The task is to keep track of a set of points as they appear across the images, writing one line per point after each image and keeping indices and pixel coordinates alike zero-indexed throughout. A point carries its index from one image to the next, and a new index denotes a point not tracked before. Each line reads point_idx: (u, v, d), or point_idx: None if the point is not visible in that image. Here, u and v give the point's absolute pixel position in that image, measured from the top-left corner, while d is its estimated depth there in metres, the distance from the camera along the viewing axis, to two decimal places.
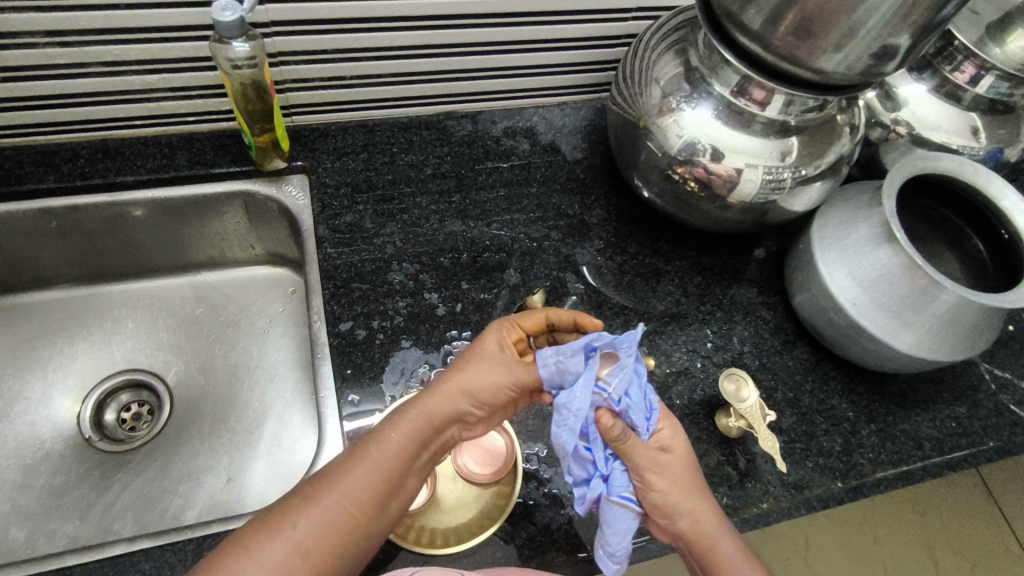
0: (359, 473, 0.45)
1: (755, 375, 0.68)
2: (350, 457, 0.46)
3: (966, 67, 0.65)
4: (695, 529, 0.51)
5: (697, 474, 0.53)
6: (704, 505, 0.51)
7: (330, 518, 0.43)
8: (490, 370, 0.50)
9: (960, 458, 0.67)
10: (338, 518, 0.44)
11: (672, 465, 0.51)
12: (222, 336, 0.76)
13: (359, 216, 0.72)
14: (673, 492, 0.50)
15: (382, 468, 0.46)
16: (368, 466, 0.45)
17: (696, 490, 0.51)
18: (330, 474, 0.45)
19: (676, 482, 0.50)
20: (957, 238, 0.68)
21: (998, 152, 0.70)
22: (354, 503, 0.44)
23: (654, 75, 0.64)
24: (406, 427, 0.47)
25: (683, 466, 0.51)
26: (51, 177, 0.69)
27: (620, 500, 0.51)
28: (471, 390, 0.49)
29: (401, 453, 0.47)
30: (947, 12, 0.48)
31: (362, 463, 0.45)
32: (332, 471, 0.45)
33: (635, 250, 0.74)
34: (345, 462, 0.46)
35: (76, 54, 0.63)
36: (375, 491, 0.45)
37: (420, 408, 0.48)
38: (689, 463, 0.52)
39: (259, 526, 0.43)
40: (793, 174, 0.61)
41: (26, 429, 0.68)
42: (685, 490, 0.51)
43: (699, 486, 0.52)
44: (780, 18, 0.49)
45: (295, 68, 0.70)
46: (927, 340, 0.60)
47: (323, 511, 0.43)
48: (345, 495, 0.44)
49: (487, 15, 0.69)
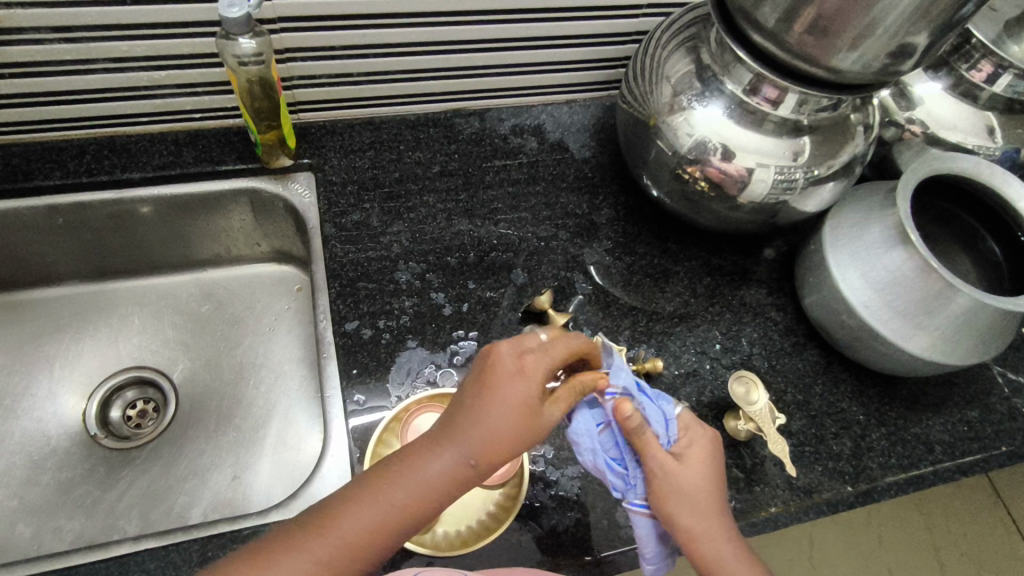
0: (353, 523, 0.43)
1: (764, 377, 0.67)
2: (352, 496, 0.44)
3: (983, 66, 0.64)
4: (696, 543, 0.50)
5: (716, 490, 0.52)
6: (712, 523, 0.51)
7: (322, 565, 0.42)
8: (524, 420, 0.45)
9: (971, 463, 0.66)
10: (330, 565, 0.42)
11: (683, 477, 0.51)
12: (228, 334, 0.76)
13: (365, 215, 0.71)
14: (681, 504, 0.50)
15: (385, 523, 0.43)
16: (367, 516, 0.43)
17: (705, 504, 0.51)
18: (331, 511, 0.43)
19: (685, 497, 0.50)
20: (970, 239, 0.67)
21: (1014, 152, 0.68)
22: (346, 555, 0.42)
23: (665, 73, 0.63)
24: (417, 480, 0.44)
25: (698, 478, 0.51)
26: (56, 173, 0.69)
27: (637, 506, 0.52)
28: (495, 448, 0.45)
29: (410, 506, 0.44)
30: (967, 10, 0.47)
31: (364, 508, 0.43)
32: (332, 509, 0.44)
33: (644, 251, 0.73)
34: (343, 506, 0.44)
35: (82, 50, 0.62)
36: (369, 545, 0.43)
37: (441, 464, 0.44)
38: (706, 475, 0.52)
39: (250, 554, 0.43)
40: (805, 175, 0.60)
41: (32, 425, 0.68)
42: (692, 502, 0.50)
43: (713, 500, 0.51)
44: (795, 16, 0.49)
45: (302, 65, 0.69)
46: (940, 344, 0.59)
47: (316, 556, 0.42)
48: (342, 543, 0.42)
49: (493, 12, 0.68)
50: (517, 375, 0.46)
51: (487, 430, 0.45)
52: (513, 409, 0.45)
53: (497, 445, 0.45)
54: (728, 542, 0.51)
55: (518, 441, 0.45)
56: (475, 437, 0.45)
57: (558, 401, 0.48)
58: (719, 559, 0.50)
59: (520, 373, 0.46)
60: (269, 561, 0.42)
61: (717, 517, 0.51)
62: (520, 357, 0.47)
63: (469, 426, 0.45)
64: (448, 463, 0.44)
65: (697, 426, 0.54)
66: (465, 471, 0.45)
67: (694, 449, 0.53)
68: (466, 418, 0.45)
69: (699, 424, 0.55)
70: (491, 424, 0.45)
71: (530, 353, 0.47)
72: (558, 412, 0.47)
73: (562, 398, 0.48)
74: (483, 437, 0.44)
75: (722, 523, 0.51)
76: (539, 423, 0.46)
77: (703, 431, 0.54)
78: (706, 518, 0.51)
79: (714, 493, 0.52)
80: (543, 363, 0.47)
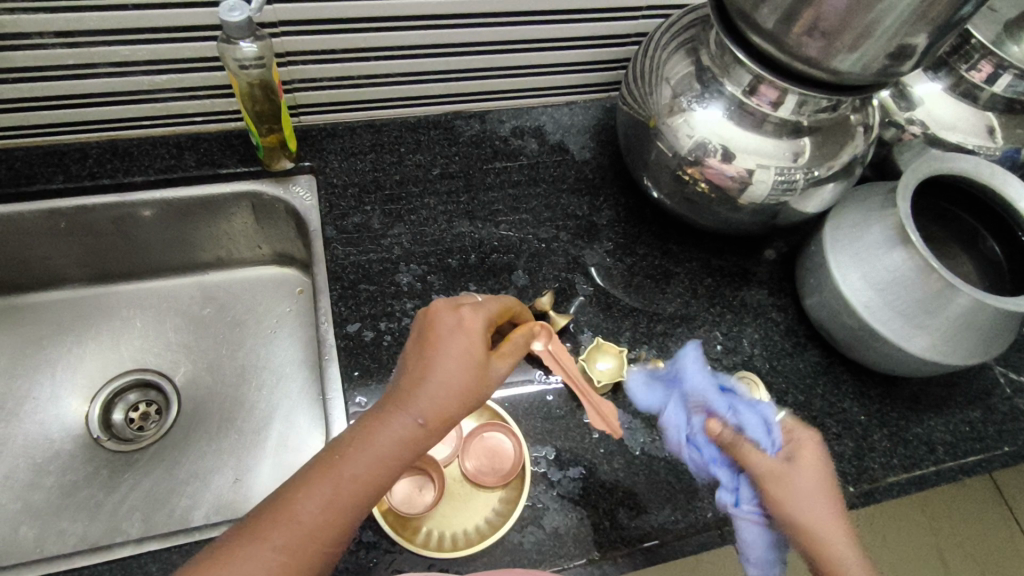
0: (314, 502, 0.41)
1: (765, 377, 0.67)
2: (309, 478, 0.42)
3: (982, 66, 0.64)
4: (813, 538, 0.48)
5: (834, 493, 0.50)
6: (831, 519, 0.49)
7: (285, 552, 0.40)
8: (471, 373, 0.48)
9: (974, 463, 0.66)
10: (294, 551, 0.40)
11: (795, 476, 0.51)
12: (229, 336, 0.76)
13: (366, 217, 0.72)
14: (792, 501, 0.49)
15: (347, 497, 0.42)
16: (328, 493, 0.42)
17: (823, 502, 0.49)
18: (287, 497, 0.42)
19: (798, 494, 0.50)
20: (971, 239, 0.67)
21: (1015, 152, 0.68)
22: (311, 537, 0.41)
23: (664, 75, 0.63)
24: (376, 449, 0.44)
25: (810, 478, 0.51)
26: (59, 177, 0.69)
27: (746, 513, 0.53)
28: (447, 401, 0.46)
29: (370, 476, 0.43)
30: (966, 11, 0.47)
31: (324, 486, 0.42)
32: (288, 495, 0.42)
33: (645, 252, 0.73)
34: (301, 489, 0.42)
35: (84, 55, 0.62)
36: (333, 524, 0.42)
37: (395, 426, 0.45)
38: (820, 477, 0.51)
39: (202, 561, 0.39)
40: (805, 176, 0.60)
41: (35, 428, 0.68)
42: (809, 499, 0.49)
43: (829, 499, 0.50)
44: (795, 18, 0.49)
45: (303, 68, 0.69)
46: (942, 344, 0.59)
47: (277, 543, 0.40)
48: (305, 526, 0.41)
49: (493, 14, 0.68)
50: (459, 331, 0.49)
51: (437, 384, 0.46)
52: (458, 363, 0.47)
53: (449, 401, 0.46)
54: (850, 546, 0.48)
55: (469, 394, 0.47)
56: (426, 395, 0.46)
57: (500, 355, 0.51)
58: (840, 556, 0.47)
59: (461, 328, 0.49)
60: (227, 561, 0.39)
61: (835, 516, 0.49)
62: (459, 314, 0.50)
63: (418, 385, 0.46)
64: (403, 424, 0.45)
65: (804, 429, 0.53)
66: (421, 430, 0.45)
67: (804, 449, 0.52)
68: (414, 377, 0.47)
69: (805, 427, 0.54)
70: (442, 379, 0.46)
71: (468, 309, 0.51)
72: (500, 364, 0.51)
73: (503, 353, 0.52)
74: (434, 392, 0.46)
75: (837, 521, 0.49)
76: (485, 375, 0.49)
77: (809, 432, 0.53)
78: (824, 516, 0.49)
79: (825, 492, 0.50)
80: (480, 316, 0.50)
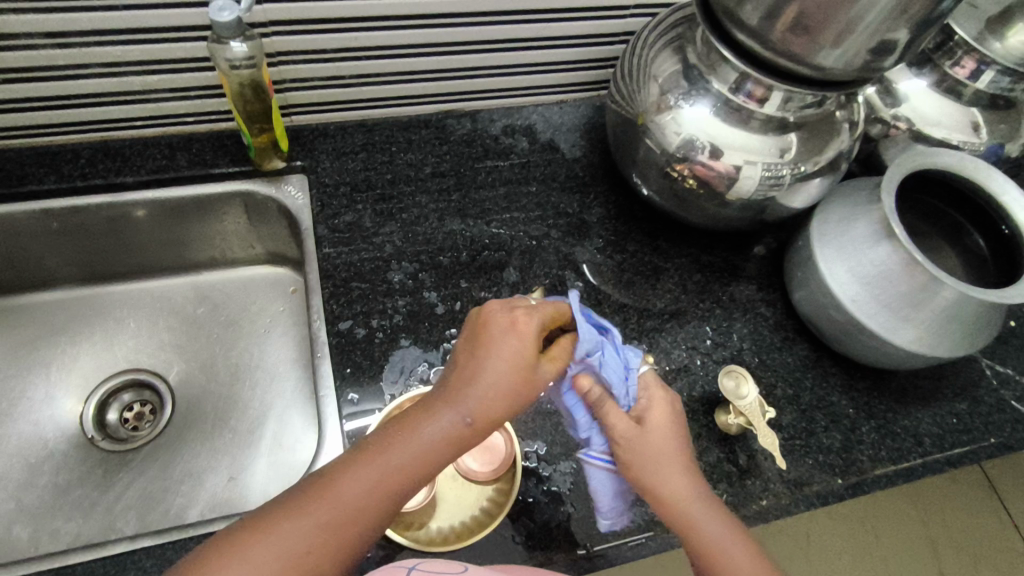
0: (354, 486, 0.43)
1: (754, 372, 0.68)
2: (352, 461, 0.44)
3: (965, 62, 0.65)
4: (667, 505, 0.50)
5: (685, 456, 0.52)
6: (683, 484, 0.51)
7: (324, 529, 0.41)
8: (521, 376, 0.48)
9: (960, 455, 0.66)
10: (332, 529, 0.41)
11: (647, 437, 0.52)
12: (223, 335, 0.76)
13: (358, 216, 0.72)
14: (640, 466, 0.51)
15: (388, 485, 0.43)
16: (370, 478, 0.43)
17: (671, 465, 0.51)
18: (330, 477, 0.43)
19: (645, 457, 0.52)
20: (957, 234, 0.68)
21: (998, 147, 0.69)
22: (349, 519, 0.42)
23: (652, 73, 0.64)
24: (420, 442, 0.45)
25: (657, 441, 0.52)
26: (51, 178, 0.69)
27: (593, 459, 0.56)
28: (495, 403, 0.47)
29: (413, 467, 0.44)
30: (945, 6, 0.47)
31: (366, 470, 0.43)
32: (331, 475, 0.43)
33: (635, 248, 0.74)
34: (344, 471, 0.43)
35: (75, 56, 0.63)
36: (373, 509, 0.43)
37: (442, 425, 0.45)
38: (668, 438, 0.53)
39: (244, 527, 0.41)
40: (792, 171, 0.61)
41: (29, 428, 0.68)
42: (657, 461, 0.51)
43: (680, 463, 0.52)
44: (778, 15, 0.49)
45: (294, 68, 0.70)
46: (927, 337, 0.60)
47: (318, 520, 0.41)
48: (345, 507, 0.42)
49: (482, 13, 0.69)
50: (512, 333, 0.49)
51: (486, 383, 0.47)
52: (510, 364, 0.47)
53: (496, 402, 0.47)
54: (704, 508, 0.50)
55: (517, 396, 0.47)
56: (474, 394, 0.46)
57: (552, 359, 0.51)
58: (690, 519, 0.50)
59: (514, 330, 0.49)
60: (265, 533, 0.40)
61: (688, 480, 0.51)
62: (513, 315, 0.50)
63: (468, 384, 0.47)
64: (450, 420, 0.46)
65: (657, 387, 0.55)
66: (467, 427, 0.46)
67: (653, 411, 0.54)
68: (464, 377, 0.47)
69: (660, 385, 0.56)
70: (491, 380, 0.47)
71: (522, 311, 0.50)
72: (550, 369, 0.50)
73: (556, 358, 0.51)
74: (483, 392, 0.46)
75: (690, 485, 0.51)
76: (535, 379, 0.49)
77: (664, 392, 0.55)
78: (677, 482, 0.51)
79: (678, 455, 0.52)
80: (534, 318, 0.50)
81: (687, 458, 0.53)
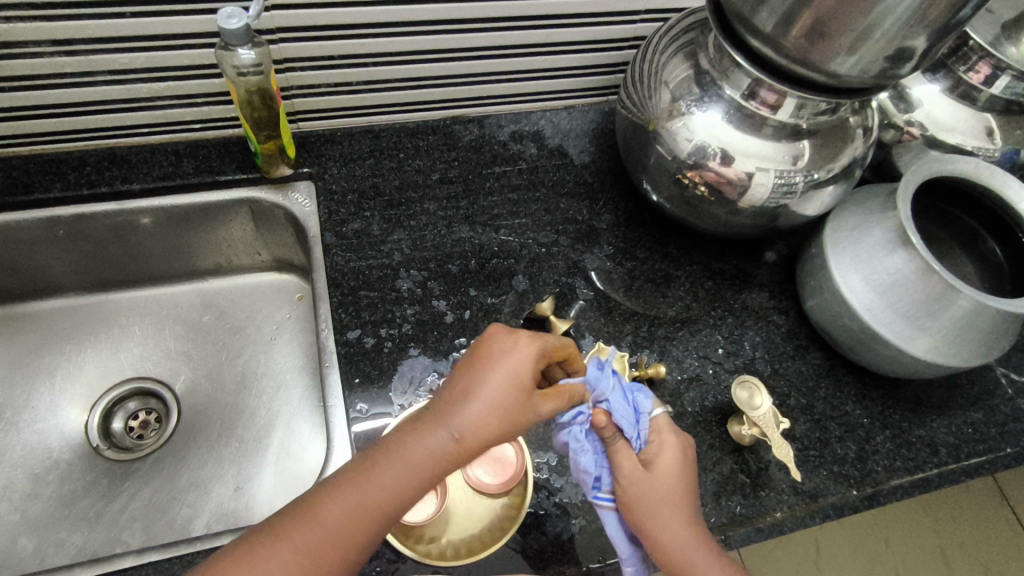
0: (337, 510, 0.44)
1: (767, 381, 0.67)
2: (337, 482, 0.45)
3: (980, 67, 0.64)
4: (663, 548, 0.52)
5: (688, 501, 0.53)
6: (682, 533, 0.52)
7: (307, 553, 0.43)
8: (511, 401, 0.48)
9: (977, 465, 0.66)
10: (314, 552, 0.43)
11: (650, 482, 0.53)
12: (229, 343, 0.76)
13: (365, 224, 0.71)
14: (638, 510, 0.53)
15: (370, 511, 0.44)
16: (353, 502, 0.44)
17: (671, 511, 0.52)
18: (314, 499, 0.45)
19: (647, 502, 0.53)
20: (971, 241, 0.67)
21: (1014, 153, 0.68)
22: (332, 542, 0.44)
23: (663, 78, 0.63)
24: (406, 464, 0.46)
25: (662, 488, 0.53)
26: (58, 185, 0.69)
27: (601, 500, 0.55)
28: (484, 422, 0.47)
29: (396, 490, 0.45)
30: (965, 13, 0.47)
31: (349, 496, 0.44)
32: (316, 495, 0.45)
33: (645, 256, 0.73)
34: (328, 496, 0.45)
35: (82, 62, 0.62)
36: (354, 533, 0.44)
37: (425, 452, 0.46)
38: (675, 485, 0.53)
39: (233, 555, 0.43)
40: (805, 179, 0.60)
41: (34, 438, 0.68)
42: (658, 507, 0.52)
43: (682, 510, 0.53)
44: (793, 21, 0.49)
45: (302, 75, 0.69)
46: (943, 346, 0.59)
47: (299, 545, 0.43)
48: (328, 531, 0.44)
49: (491, 20, 0.68)
50: (512, 354, 0.50)
51: (471, 401, 0.48)
52: (502, 386, 0.48)
53: (484, 424, 0.47)
54: (699, 556, 0.51)
55: (502, 410, 0.48)
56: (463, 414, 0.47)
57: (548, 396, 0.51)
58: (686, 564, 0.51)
59: (512, 352, 0.50)
60: (253, 560, 0.42)
61: (688, 527, 0.52)
62: (516, 338, 0.51)
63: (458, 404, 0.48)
64: (430, 437, 0.47)
65: (669, 430, 0.55)
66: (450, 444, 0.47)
67: (662, 457, 0.54)
68: (456, 396, 0.48)
69: (671, 429, 0.56)
70: (482, 404, 0.48)
71: (525, 333, 0.51)
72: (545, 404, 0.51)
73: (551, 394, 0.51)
74: (470, 416, 0.47)
75: (689, 531, 0.52)
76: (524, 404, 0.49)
77: (675, 436, 0.55)
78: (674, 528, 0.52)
79: (680, 502, 0.53)
80: (535, 344, 0.51)
81: (692, 504, 0.53)
